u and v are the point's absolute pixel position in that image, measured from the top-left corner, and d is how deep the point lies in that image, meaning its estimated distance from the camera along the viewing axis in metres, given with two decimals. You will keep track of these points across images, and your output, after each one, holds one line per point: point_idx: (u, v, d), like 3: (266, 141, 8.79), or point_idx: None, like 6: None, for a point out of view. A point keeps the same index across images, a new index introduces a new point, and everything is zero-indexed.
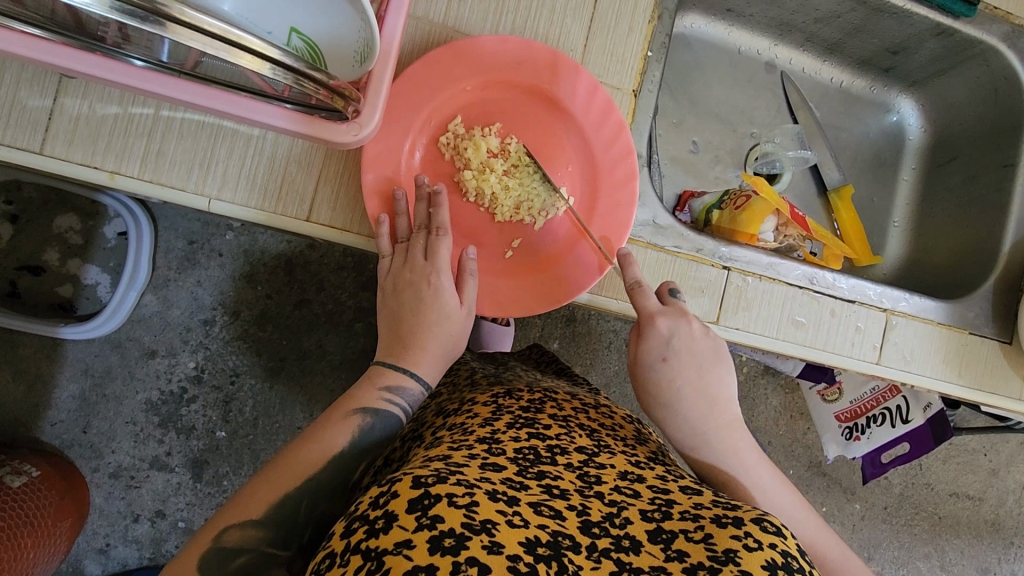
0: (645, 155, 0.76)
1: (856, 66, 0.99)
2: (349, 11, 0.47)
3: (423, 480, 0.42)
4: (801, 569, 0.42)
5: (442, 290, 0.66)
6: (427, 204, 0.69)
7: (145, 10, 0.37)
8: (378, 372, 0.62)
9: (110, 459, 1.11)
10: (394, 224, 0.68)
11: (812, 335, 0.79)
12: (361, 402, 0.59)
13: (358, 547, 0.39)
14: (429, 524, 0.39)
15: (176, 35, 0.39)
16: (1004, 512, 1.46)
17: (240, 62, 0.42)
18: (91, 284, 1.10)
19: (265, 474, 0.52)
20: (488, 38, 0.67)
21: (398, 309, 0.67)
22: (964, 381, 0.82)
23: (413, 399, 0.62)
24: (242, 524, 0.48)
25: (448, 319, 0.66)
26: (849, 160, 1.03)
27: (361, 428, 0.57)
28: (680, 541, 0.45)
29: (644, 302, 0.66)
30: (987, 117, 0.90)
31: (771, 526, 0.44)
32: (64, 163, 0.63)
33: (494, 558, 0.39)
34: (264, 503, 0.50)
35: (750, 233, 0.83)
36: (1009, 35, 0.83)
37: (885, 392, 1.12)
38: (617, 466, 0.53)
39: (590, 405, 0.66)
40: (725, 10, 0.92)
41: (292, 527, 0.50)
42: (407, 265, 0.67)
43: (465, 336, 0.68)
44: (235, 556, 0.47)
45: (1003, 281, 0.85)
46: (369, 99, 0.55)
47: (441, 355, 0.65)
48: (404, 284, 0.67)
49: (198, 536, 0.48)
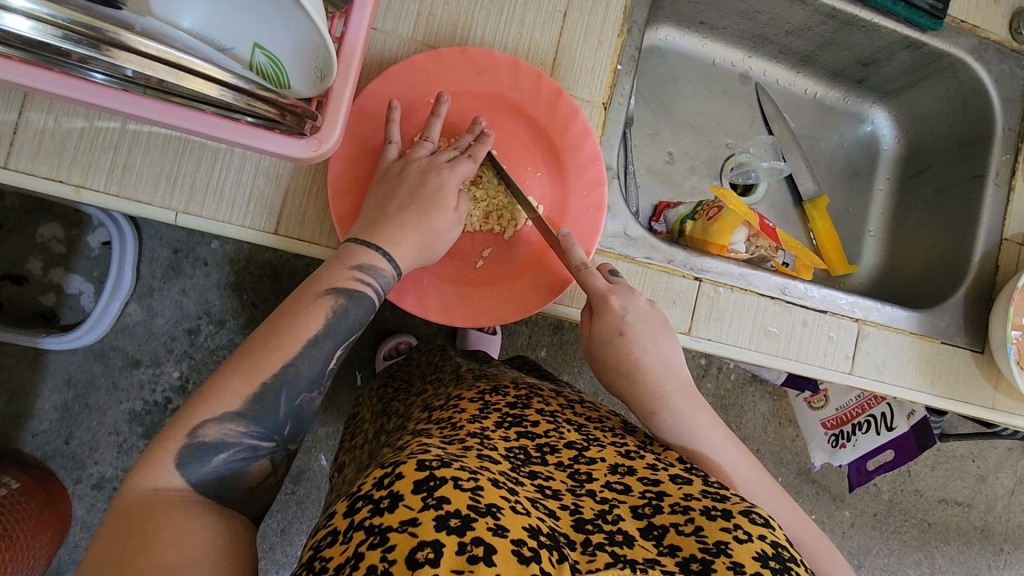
0: (615, 167, 0.77)
1: (830, 77, 1.01)
2: (301, 21, 0.47)
3: (427, 463, 0.41)
4: (791, 559, 0.43)
5: (446, 186, 0.63)
6: (472, 135, 0.68)
7: (80, 35, 0.43)
8: (349, 249, 0.57)
9: (93, 470, 1.11)
10: (429, 124, 0.66)
11: (784, 345, 0.79)
12: (331, 281, 0.54)
13: (362, 524, 0.39)
14: (435, 504, 0.38)
15: (114, 57, 0.44)
16: (993, 518, 1.46)
17: (184, 82, 0.47)
18: (75, 293, 1.10)
19: (231, 364, 0.49)
20: (449, 50, 0.68)
21: (395, 185, 0.62)
22: (937, 391, 0.83)
23: (387, 281, 0.57)
24: (222, 419, 0.47)
25: (442, 213, 0.62)
26: (825, 170, 1.04)
27: (333, 311, 0.53)
28: (671, 535, 0.45)
29: (594, 283, 0.64)
30: (957, 128, 0.92)
31: (759, 518, 0.46)
32: (28, 177, 0.63)
33: (499, 540, 0.37)
34: (241, 396, 0.48)
35: (721, 244, 0.82)
36: (975, 48, 0.85)
37: (869, 399, 1.12)
38: (607, 460, 0.53)
39: (576, 401, 0.66)
40: (698, 23, 0.94)
41: (274, 422, 0.49)
42: (420, 156, 0.65)
43: (444, 240, 0.63)
44: (218, 451, 0.46)
45: (975, 290, 0.85)
46: (329, 116, 0.55)
47: (419, 242, 0.60)
48: (410, 168, 0.63)
49: (169, 429, 0.46)
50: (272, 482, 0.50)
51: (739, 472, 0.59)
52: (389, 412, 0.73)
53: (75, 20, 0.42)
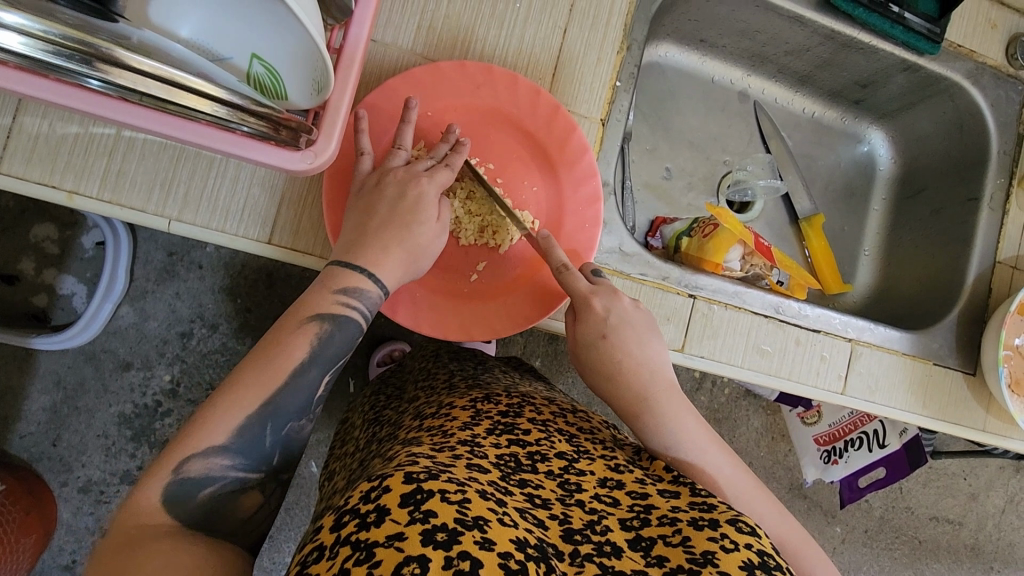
0: (612, 183, 0.77)
1: (828, 97, 1.01)
2: (299, 34, 0.46)
3: (415, 476, 0.41)
4: (777, 566, 0.43)
5: (426, 195, 0.61)
6: (448, 144, 0.66)
7: (72, 51, 0.44)
8: (332, 272, 0.56)
9: (80, 473, 1.10)
10: (401, 131, 0.64)
11: (777, 363, 0.79)
12: (316, 307, 0.53)
13: (348, 539, 0.38)
14: (422, 518, 0.37)
15: (104, 72, 0.45)
16: (984, 536, 1.46)
17: (177, 97, 0.48)
18: (67, 294, 1.09)
19: (215, 399, 0.48)
20: (448, 63, 0.68)
21: (372, 201, 0.60)
22: (929, 412, 0.83)
23: (373, 304, 0.56)
24: (207, 454, 0.46)
25: (423, 226, 0.60)
26: (821, 189, 1.04)
27: (319, 336, 0.52)
28: (659, 547, 0.45)
29: (576, 286, 0.64)
30: (953, 150, 0.92)
31: (746, 526, 0.45)
32: (20, 182, 0.62)
33: (486, 554, 0.37)
34: (227, 429, 0.47)
35: (716, 262, 0.82)
36: (972, 72, 0.86)
37: (862, 416, 1.12)
38: (596, 473, 0.53)
39: (568, 410, 0.66)
40: (698, 40, 0.94)
41: (260, 453, 0.49)
42: (396, 165, 0.63)
43: (430, 252, 0.62)
44: (204, 485, 0.46)
45: (968, 313, 0.85)
46: (325, 129, 0.54)
47: (404, 261, 0.59)
48: (388, 180, 0.61)
49: (154, 464, 0.46)
50: (265, 514, 0.49)
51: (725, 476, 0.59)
52: (381, 419, 0.73)
53: (68, 35, 0.43)
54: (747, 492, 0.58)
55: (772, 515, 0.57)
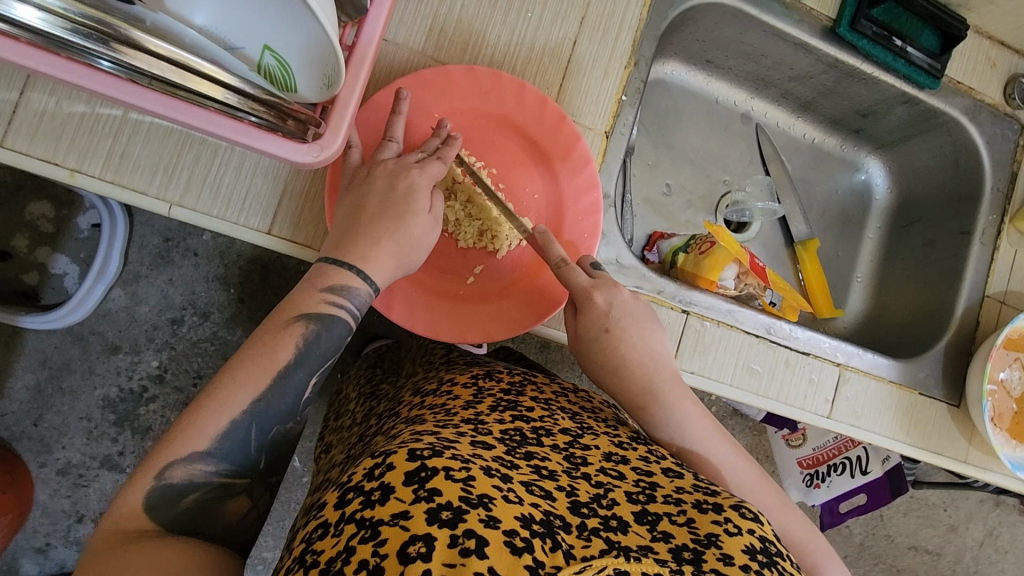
0: (613, 196, 0.78)
1: (829, 124, 1.03)
2: (312, 28, 0.47)
3: (419, 452, 0.41)
4: (778, 553, 0.43)
5: (418, 186, 0.61)
6: (439, 138, 0.66)
7: (90, 30, 0.45)
8: (321, 270, 0.56)
9: (59, 455, 1.09)
10: (393, 123, 0.65)
11: (765, 383, 0.79)
12: (303, 307, 0.53)
13: (352, 517, 0.38)
14: (427, 496, 0.37)
15: (120, 53, 0.46)
16: (961, 569, 1.47)
17: (189, 82, 0.48)
18: (59, 273, 1.08)
19: (198, 406, 0.47)
20: (456, 67, 0.68)
21: (363, 194, 0.60)
22: (913, 440, 0.84)
23: (362, 301, 0.56)
24: (189, 461, 0.46)
25: (416, 217, 0.60)
26: (818, 214, 1.05)
27: (304, 338, 0.52)
28: (664, 523, 0.45)
29: (576, 281, 0.63)
30: (947, 183, 0.94)
31: (749, 513, 0.45)
32: (23, 157, 0.62)
33: (491, 532, 0.37)
34: (211, 436, 0.47)
35: (711, 280, 0.83)
36: (970, 109, 0.88)
37: (846, 441, 1.12)
38: (602, 448, 0.54)
39: (569, 390, 0.67)
40: (704, 61, 0.96)
41: (246, 457, 0.49)
42: (386, 157, 0.63)
43: (422, 246, 0.62)
44: (189, 492, 0.46)
45: (955, 344, 0.87)
46: (333, 123, 0.54)
47: (395, 253, 0.59)
48: (381, 173, 0.61)
49: (134, 476, 0.45)
50: (257, 516, 0.49)
51: (721, 459, 0.61)
52: (377, 393, 0.73)
53: (87, 15, 0.45)
54: (752, 481, 0.60)
55: (770, 503, 0.58)
